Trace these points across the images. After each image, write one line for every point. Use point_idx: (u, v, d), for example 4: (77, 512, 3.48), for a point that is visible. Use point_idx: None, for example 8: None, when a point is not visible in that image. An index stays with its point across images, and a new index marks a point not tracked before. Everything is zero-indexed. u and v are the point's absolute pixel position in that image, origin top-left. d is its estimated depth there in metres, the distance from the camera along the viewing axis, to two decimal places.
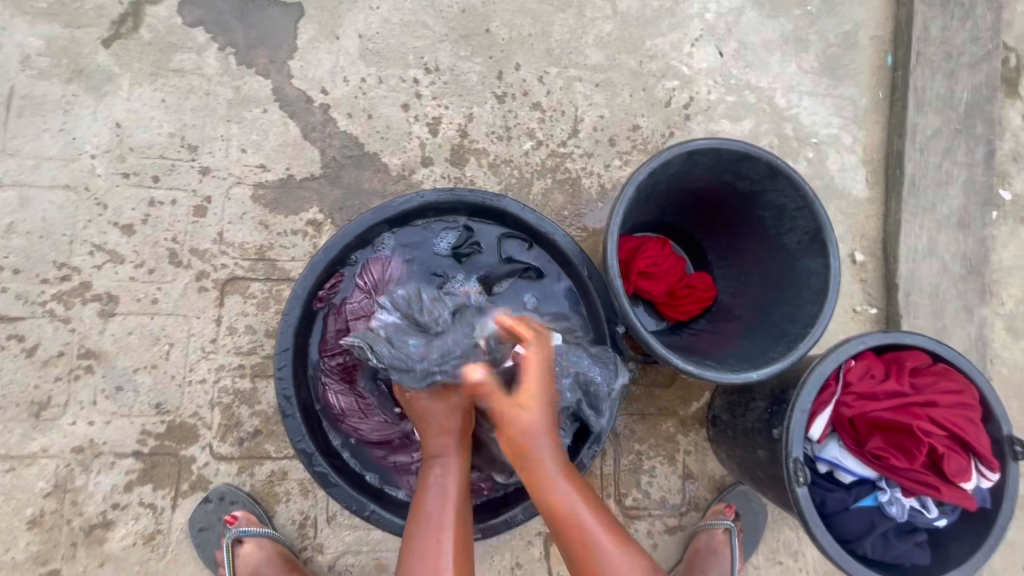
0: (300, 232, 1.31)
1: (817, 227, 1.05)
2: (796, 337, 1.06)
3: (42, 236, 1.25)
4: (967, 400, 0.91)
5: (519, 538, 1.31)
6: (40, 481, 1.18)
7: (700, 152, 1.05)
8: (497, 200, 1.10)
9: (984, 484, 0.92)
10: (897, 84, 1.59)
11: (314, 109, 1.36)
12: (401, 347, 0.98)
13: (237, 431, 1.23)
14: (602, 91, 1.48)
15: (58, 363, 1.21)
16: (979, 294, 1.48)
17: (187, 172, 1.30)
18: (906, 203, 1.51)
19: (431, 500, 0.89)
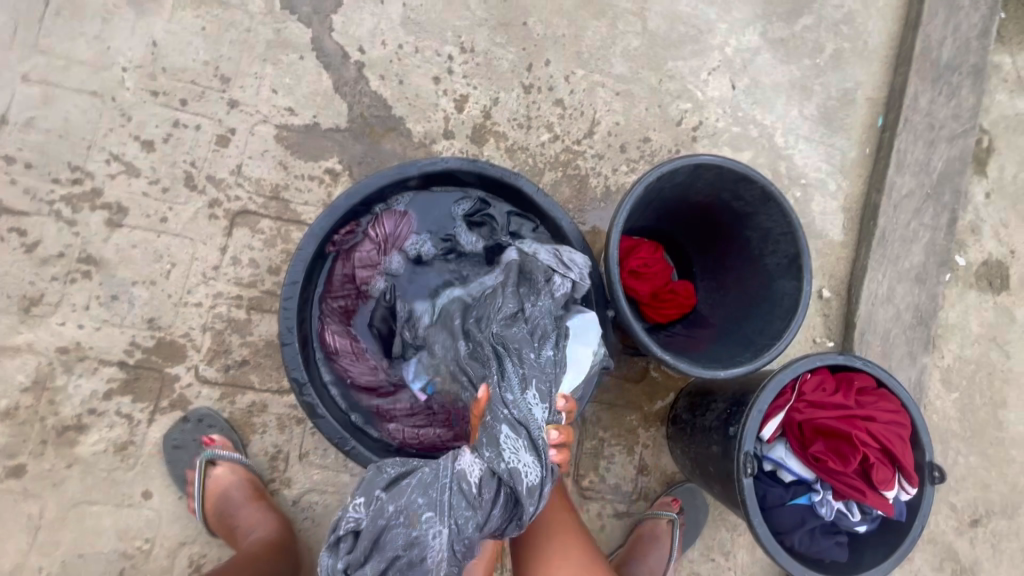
0: (317, 178, 1.35)
1: (796, 252, 1.17)
2: (762, 346, 1.16)
3: (61, 137, 1.27)
4: (899, 421, 1.03)
5: None
6: (20, 375, 1.19)
7: (705, 166, 1.15)
8: (514, 178, 1.15)
9: (902, 498, 1.05)
10: (883, 144, 1.74)
11: (349, 65, 1.41)
12: (517, 425, 0.92)
13: (224, 358, 1.25)
14: (621, 100, 1.57)
15: (57, 263, 1.23)
16: (923, 344, 1.61)
17: (215, 101, 1.34)
18: (874, 252, 1.65)
19: None
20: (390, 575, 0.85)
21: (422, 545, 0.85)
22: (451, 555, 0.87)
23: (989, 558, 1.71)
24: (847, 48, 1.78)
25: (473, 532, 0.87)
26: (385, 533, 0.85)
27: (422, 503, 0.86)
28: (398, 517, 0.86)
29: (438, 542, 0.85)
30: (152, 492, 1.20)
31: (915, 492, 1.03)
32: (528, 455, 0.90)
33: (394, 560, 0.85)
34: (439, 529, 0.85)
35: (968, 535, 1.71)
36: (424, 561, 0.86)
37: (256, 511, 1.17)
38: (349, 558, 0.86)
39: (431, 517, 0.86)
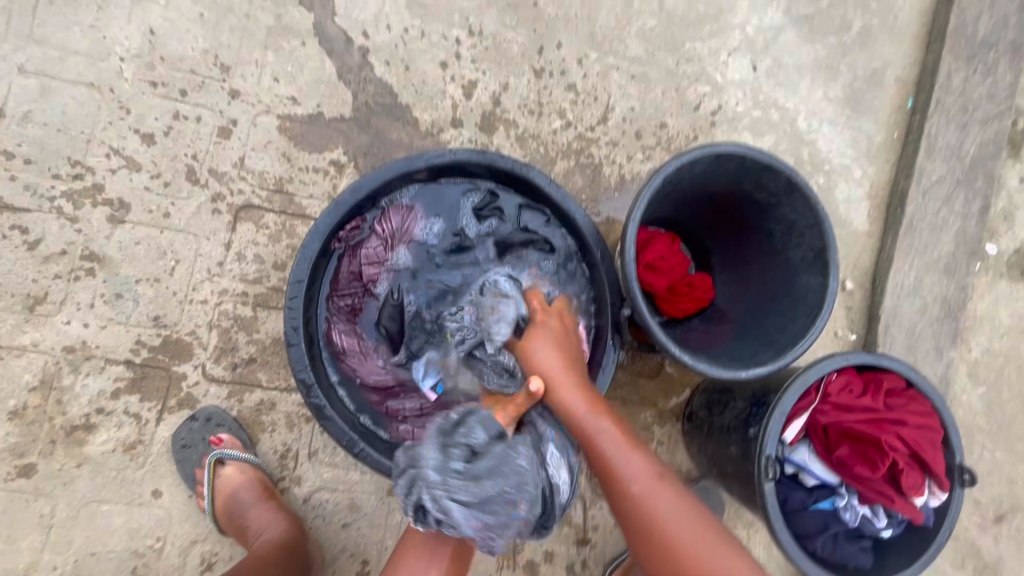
0: (321, 170, 1.31)
1: (822, 245, 1.10)
2: (786, 345, 1.11)
3: (60, 131, 1.24)
4: (930, 425, 0.99)
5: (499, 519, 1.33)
6: (27, 374, 1.18)
7: (727, 156, 1.09)
8: (525, 170, 1.10)
9: (931, 502, 1.01)
10: (912, 127, 1.65)
11: (353, 51, 1.36)
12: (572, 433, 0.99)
13: (231, 356, 1.23)
14: (637, 84, 1.50)
15: (60, 261, 1.21)
16: (951, 337, 1.54)
17: (216, 92, 1.29)
18: (901, 241, 1.58)
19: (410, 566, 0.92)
20: (488, 505, 0.83)
21: (521, 482, 0.85)
22: (524, 514, 0.86)
23: (1013, 555, 1.66)
24: (876, 24, 1.68)
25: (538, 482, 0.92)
26: (503, 458, 0.86)
27: (528, 448, 0.91)
28: (518, 450, 0.89)
29: (530, 486, 0.86)
30: (162, 491, 1.19)
31: (944, 497, 0.99)
32: (564, 449, 0.98)
33: (502, 488, 0.84)
34: (529, 492, 0.86)
35: (991, 531, 1.66)
36: (512, 505, 0.84)
37: (266, 513, 1.15)
38: (465, 472, 0.83)
39: (531, 458, 0.90)
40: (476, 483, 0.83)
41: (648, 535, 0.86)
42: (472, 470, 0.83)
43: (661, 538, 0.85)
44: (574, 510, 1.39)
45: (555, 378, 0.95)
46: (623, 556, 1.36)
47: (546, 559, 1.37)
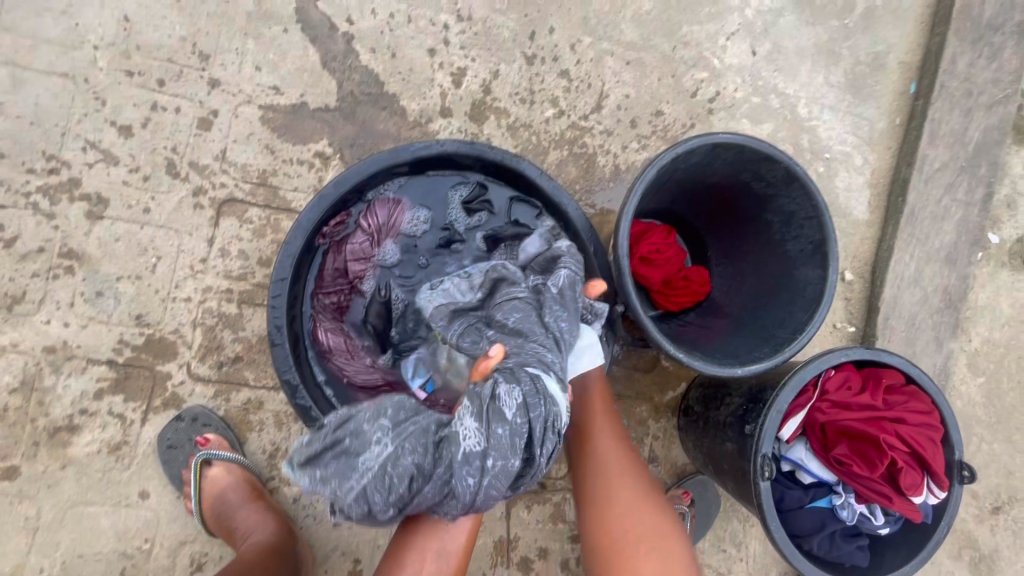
0: (305, 163, 1.27)
1: (822, 237, 1.07)
2: (783, 341, 1.08)
3: (33, 123, 1.19)
4: (931, 422, 0.96)
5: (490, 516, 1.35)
6: (7, 375, 1.15)
7: (724, 146, 1.05)
8: (516, 161, 1.06)
9: (930, 501, 0.99)
10: (915, 114, 1.60)
11: (337, 37, 1.31)
12: (509, 385, 0.76)
13: (217, 355, 1.20)
14: (632, 70, 1.46)
15: (38, 259, 1.17)
16: (951, 328, 1.52)
17: (195, 81, 1.25)
18: (902, 231, 1.54)
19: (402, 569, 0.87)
20: (322, 479, 0.72)
21: (360, 450, 0.71)
22: (382, 481, 0.70)
23: (1009, 546, 1.66)
24: (880, 6, 1.63)
25: (404, 466, 0.70)
26: (343, 425, 0.75)
27: (386, 406, 0.76)
28: (368, 411, 0.76)
29: (369, 454, 0.71)
30: (149, 492, 1.17)
31: (945, 495, 0.97)
32: (479, 425, 0.73)
33: (336, 460, 0.72)
34: (383, 445, 0.71)
35: (988, 522, 1.65)
36: (348, 477, 0.71)
37: (254, 513, 1.14)
38: (300, 449, 0.76)
39: (384, 427, 0.73)
40: (311, 460, 0.74)
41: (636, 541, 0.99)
42: (314, 435, 0.76)
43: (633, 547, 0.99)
44: (568, 505, 1.38)
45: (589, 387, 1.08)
46: None
47: (541, 555, 1.36)
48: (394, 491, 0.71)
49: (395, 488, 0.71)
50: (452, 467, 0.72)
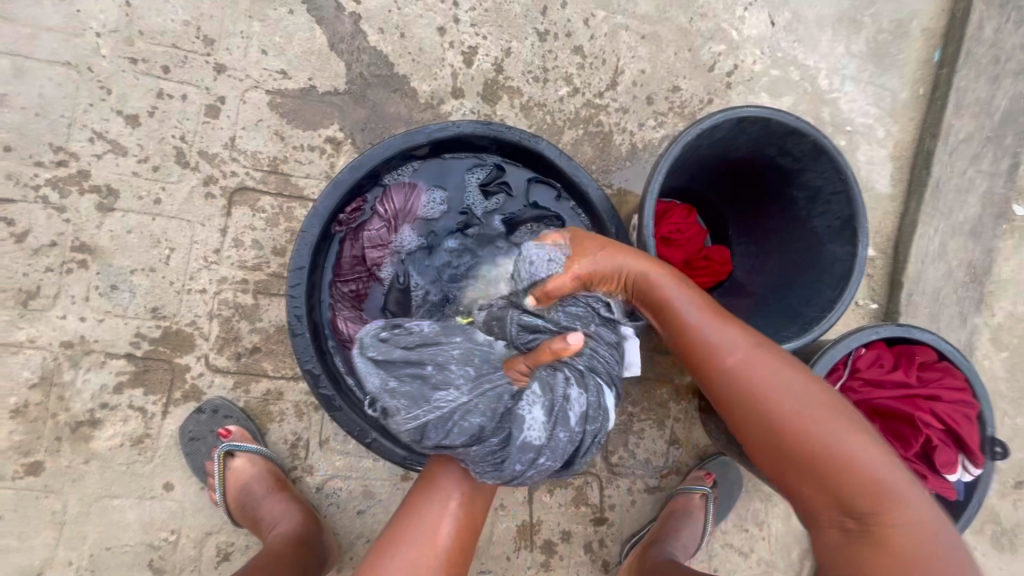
0: (316, 149, 1.24)
1: (851, 213, 1.04)
2: (812, 320, 1.05)
3: (39, 114, 1.17)
4: (966, 399, 0.94)
5: (512, 499, 1.35)
6: (26, 372, 1.15)
7: (749, 120, 1.02)
8: (534, 141, 1.03)
9: (963, 478, 0.97)
10: (939, 83, 1.55)
11: (344, 18, 1.27)
12: (581, 391, 0.75)
13: (235, 346, 1.19)
14: (648, 45, 1.41)
15: (50, 253, 1.16)
16: (975, 303, 1.49)
17: (200, 67, 1.22)
18: (926, 205, 1.51)
19: (425, 522, 0.81)
20: (392, 389, 0.76)
21: (439, 384, 0.74)
22: (441, 424, 0.72)
23: None
24: None
25: (474, 422, 0.71)
26: (429, 351, 0.78)
27: (473, 354, 0.78)
28: (456, 349, 0.79)
29: (445, 392, 0.73)
30: (173, 484, 1.17)
31: (981, 474, 0.94)
32: (546, 420, 0.71)
33: (412, 380, 0.76)
34: (463, 391, 0.72)
35: (1011, 497, 1.64)
36: (417, 404, 0.73)
37: (279, 503, 1.14)
38: (381, 348, 0.81)
39: (466, 375, 0.75)
40: (387, 365, 0.79)
41: (788, 430, 0.71)
42: (402, 340, 0.81)
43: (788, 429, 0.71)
44: (590, 489, 1.38)
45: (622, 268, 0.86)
46: (642, 533, 1.35)
47: (564, 539, 1.36)
48: (445, 437, 0.72)
49: (448, 436, 0.72)
50: (506, 447, 0.71)
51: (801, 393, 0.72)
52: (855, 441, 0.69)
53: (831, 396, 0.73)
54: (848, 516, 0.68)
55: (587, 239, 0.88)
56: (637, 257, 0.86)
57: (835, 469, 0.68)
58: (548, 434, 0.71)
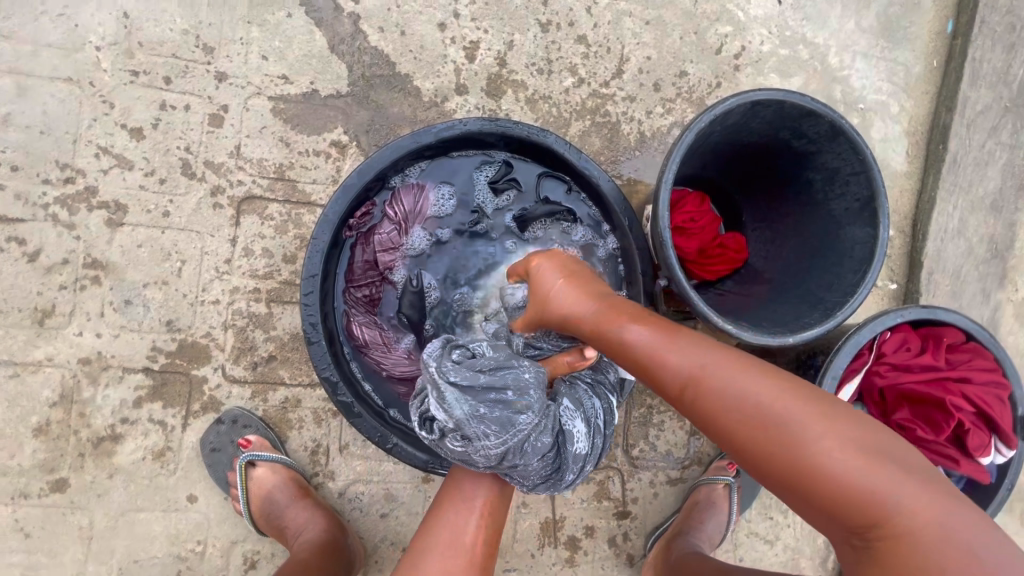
0: (322, 153, 1.23)
1: (871, 194, 1.01)
2: (833, 305, 1.03)
3: (43, 132, 1.16)
4: (997, 379, 0.92)
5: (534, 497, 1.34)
6: (45, 390, 1.15)
7: (763, 103, 0.99)
8: (542, 135, 1.01)
9: (996, 460, 0.95)
10: (953, 54, 1.51)
11: (343, 19, 1.25)
12: (599, 400, 0.88)
13: (251, 355, 1.19)
14: (652, 30, 1.38)
15: (62, 271, 1.16)
16: (997, 279, 1.47)
17: (202, 76, 1.20)
18: (944, 180, 1.47)
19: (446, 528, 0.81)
20: (481, 415, 0.71)
21: (523, 410, 0.73)
22: (520, 447, 0.74)
23: None
24: None
25: (546, 439, 0.76)
26: (509, 375, 0.74)
27: (541, 377, 0.78)
28: (530, 371, 0.77)
29: (529, 418, 0.73)
30: (197, 495, 1.18)
31: (1014, 456, 0.93)
32: (588, 432, 0.82)
33: (497, 405, 0.72)
34: (540, 415, 0.75)
35: None
36: (506, 428, 0.72)
37: (303, 511, 1.14)
38: (462, 372, 0.73)
39: (541, 397, 0.76)
40: (467, 389, 0.72)
41: (755, 445, 0.59)
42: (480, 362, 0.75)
43: (752, 447, 0.59)
44: (612, 483, 1.37)
45: (557, 302, 0.81)
46: (666, 525, 1.34)
47: (587, 534, 1.36)
48: (517, 458, 0.75)
49: (521, 456, 0.75)
50: (560, 458, 0.80)
51: (755, 397, 0.60)
52: (826, 445, 0.55)
53: (787, 398, 0.59)
54: (855, 537, 0.54)
55: (535, 280, 0.85)
56: (570, 291, 0.80)
57: (814, 489, 0.55)
58: (590, 443, 0.82)
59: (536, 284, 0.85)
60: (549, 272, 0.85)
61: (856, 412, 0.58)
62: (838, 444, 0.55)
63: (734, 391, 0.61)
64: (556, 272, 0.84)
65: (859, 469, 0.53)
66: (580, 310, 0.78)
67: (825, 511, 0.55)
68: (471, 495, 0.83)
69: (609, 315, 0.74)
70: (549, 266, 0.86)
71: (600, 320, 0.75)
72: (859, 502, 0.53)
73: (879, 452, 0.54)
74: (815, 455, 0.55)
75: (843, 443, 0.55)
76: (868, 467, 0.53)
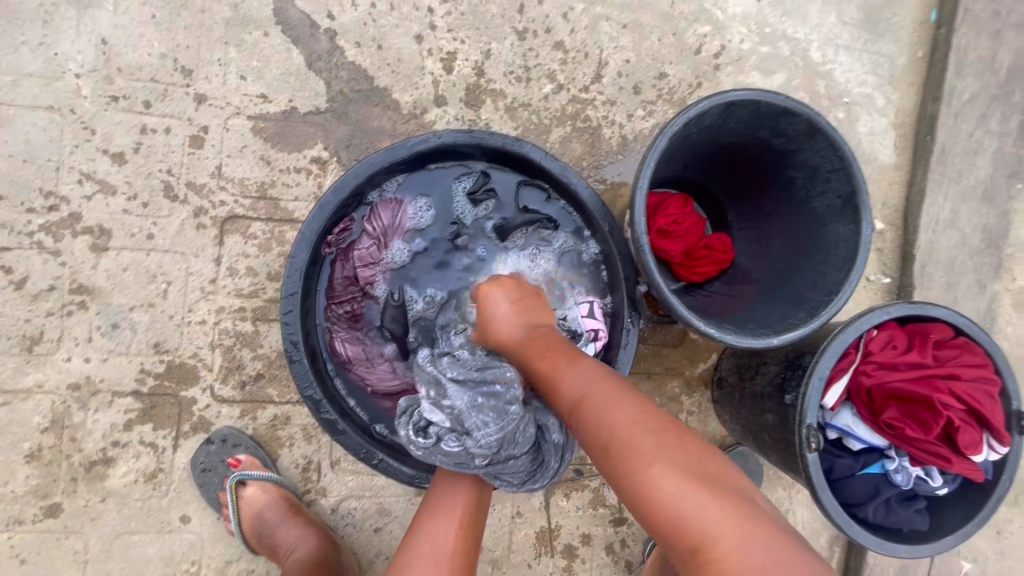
0: (303, 170, 1.23)
1: (851, 190, 1.00)
2: (818, 305, 1.02)
3: (26, 161, 1.18)
4: (985, 375, 0.91)
5: (529, 507, 1.34)
6: (36, 417, 1.16)
7: (738, 104, 0.98)
8: (518, 144, 1.01)
9: (990, 457, 0.93)
10: (938, 43, 1.49)
11: (319, 36, 1.25)
12: None
13: (239, 374, 1.19)
14: (630, 33, 1.38)
15: (50, 297, 1.17)
16: (993, 269, 1.44)
17: (181, 99, 1.21)
18: (933, 171, 1.45)
19: (428, 536, 0.81)
20: (478, 405, 0.80)
21: (511, 399, 0.82)
22: (513, 435, 0.81)
23: None
24: None
25: (532, 430, 0.84)
26: (495, 371, 0.86)
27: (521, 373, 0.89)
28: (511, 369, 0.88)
29: (518, 407, 0.82)
30: (190, 516, 1.18)
31: (1007, 452, 0.92)
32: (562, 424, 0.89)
33: (489, 398, 0.82)
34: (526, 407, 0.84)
35: None
36: (498, 417, 0.80)
37: (295, 528, 1.14)
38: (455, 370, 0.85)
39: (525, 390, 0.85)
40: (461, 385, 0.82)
41: (619, 461, 0.70)
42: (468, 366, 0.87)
43: (619, 463, 0.70)
44: (607, 490, 1.36)
45: (496, 328, 0.93)
46: None
47: (584, 542, 1.35)
48: (511, 448, 0.82)
49: (515, 444, 0.82)
50: (542, 449, 0.87)
51: (627, 422, 0.72)
52: (661, 472, 0.67)
53: (653, 429, 0.71)
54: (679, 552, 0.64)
55: (480, 306, 0.97)
56: (507, 316, 0.93)
57: (653, 503, 0.66)
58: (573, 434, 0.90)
59: (482, 309, 0.97)
60: (495, 297, 0.96)
61: (704, 449, 0.71)
62: (680, 471, 0.67)
63: (613, 414, 0.73)
64: (502, 295, 0.96)
65: (689, 493, 0.65)
66: (513, 336, 0.91)
67: (663, 524, 0.65)
68: (451, 499, 0.85)
69: (534, 343, 0.87)
70: (495, 288, 0.97)
71: (526, 345, 0.88)
72: (686, 520, 0.63)
73: (708, 483, 0.66)
74: (657, 475, 0.67)
75: (683, 469, 0.67)
76: (695, 492, 0.65)
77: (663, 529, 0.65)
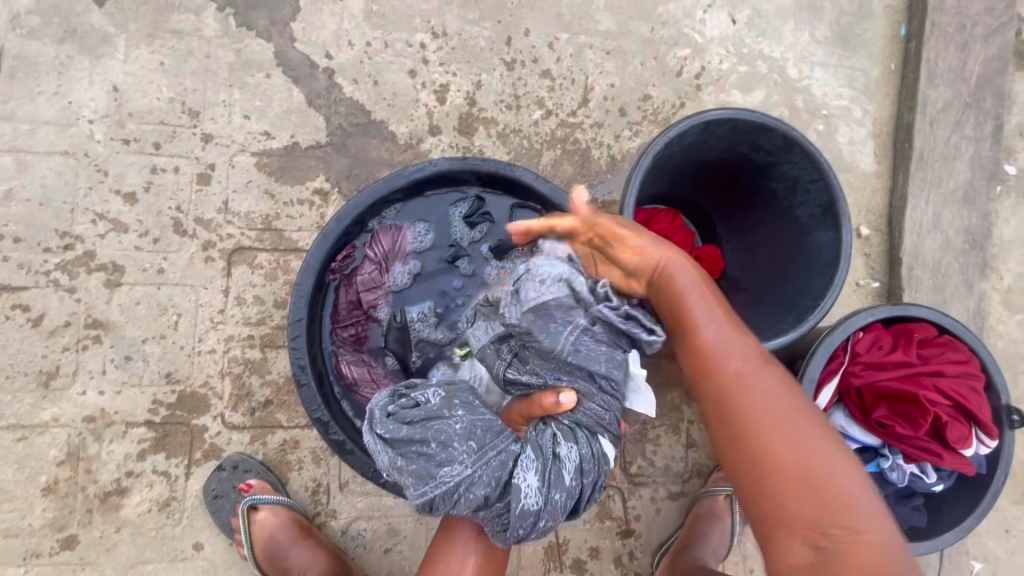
0: (307, 202, 1.29)
1: (830, 199, 1.05)
2: (806, 309, 1.06)
3: (43, 204, 1.23)
4: (970, 371, 0.94)
5: None
6: (53, 450, 1.19)
7: (716, 122, 1.04)
8: (510, 169, 1.06)
9: (981, 451, 0.95)
10: (909, 55, 1.55)
11: (318, 75, 1.32)
12: (569, 445, 0.79)
13: (248, 401, 1.23)
14: (614, 59, 1.45)
15: (66, 332, 1.21)
16: (979, 268, 1.46)
17: (189, 138, 1.28)
18: (914, 177, 1.49)
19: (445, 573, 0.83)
20: (401, 467, 0.78)
21: (443, 462, 0.75)
22: (447, 496, 0.75)
23: None
24: None
25: (482, 492, 0.74)
26: (435, 428, 0.77)
27: (477, 426, 0.77)
28: (459, 422, 0.77)
29: (452, 470, 0.74)
30: (203, 543, 1.20)
31: (996, 446, 0.94)
32: (541, 484, 0.75)
33: (418, 457, 0.77)
34: (472, 468, 0.74)
35: None
36: (426, 479, 0.76)
37: (305, 552, 1.16)
38: (389, 425, 0.80)
39: (470, 449, 0.75)
40: (394, 441, 0.78)
41: (754, 421, 0.64)
42: (412, 414, 0.79)
43: (754, 416, 0.65)
44: (613, 502, 1.37)
45: (636, 246, 0.84)
46: (669, 542, 1.34)
47: (592, 556, 1.36)
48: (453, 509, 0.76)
49: (458, 505, 0.75)
50: (509, 512, 0.75)
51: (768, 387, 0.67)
52: (815, 443, 0.61)
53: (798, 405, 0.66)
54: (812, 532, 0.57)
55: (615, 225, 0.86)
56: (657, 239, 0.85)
57: (790, 473, 0.60)
58: (554, 495, 0.76)
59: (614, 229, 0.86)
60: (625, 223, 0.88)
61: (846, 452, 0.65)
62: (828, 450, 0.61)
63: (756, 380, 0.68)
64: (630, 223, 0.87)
65: (844, 473, 0.60)
66: (654, 252, 0.82)
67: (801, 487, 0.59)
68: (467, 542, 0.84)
69: (689, 267, 0.81)
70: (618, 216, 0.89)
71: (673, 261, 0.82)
72: (827, 497, 0.58)
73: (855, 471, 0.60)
74: (803, 445, 0.61)
75: (834, 454, 0.61)
76: (847, 473, 0.60)
77: (784, 498, 0.60)
